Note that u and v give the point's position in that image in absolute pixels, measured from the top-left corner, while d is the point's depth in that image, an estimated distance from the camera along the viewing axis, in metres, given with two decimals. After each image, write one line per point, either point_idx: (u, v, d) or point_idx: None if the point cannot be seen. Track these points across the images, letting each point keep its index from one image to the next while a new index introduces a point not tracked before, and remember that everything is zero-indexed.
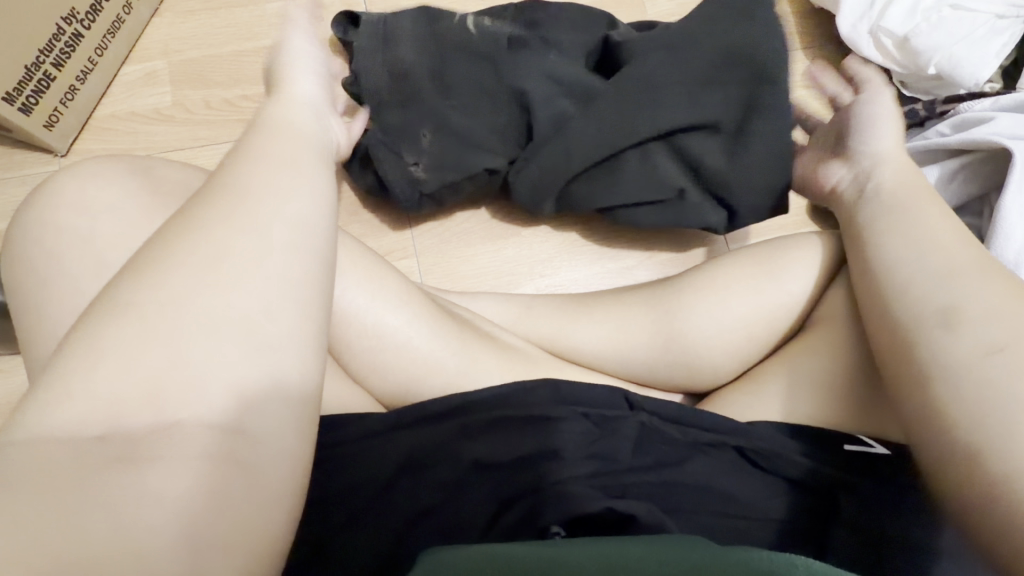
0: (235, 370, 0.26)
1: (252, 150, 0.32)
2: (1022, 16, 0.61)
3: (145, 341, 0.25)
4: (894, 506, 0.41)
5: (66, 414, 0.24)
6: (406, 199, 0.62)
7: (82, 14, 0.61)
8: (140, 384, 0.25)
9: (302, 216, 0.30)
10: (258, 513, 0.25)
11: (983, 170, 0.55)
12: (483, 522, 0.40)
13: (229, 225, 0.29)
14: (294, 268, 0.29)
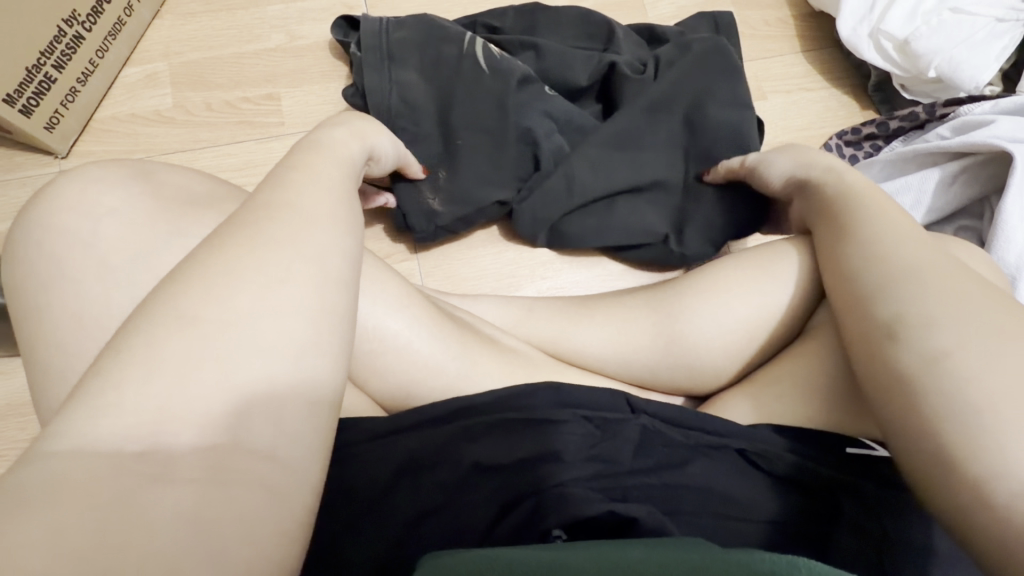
0: (268, 384, 0.27)
1: (269, 196, 0.33)
2: (1021, 19, 0.61)
3: (184, 360, 0.26)
4: (896, 508, 0.41)
5: (101, 431, 0.24)
6: (422, 232, 0.63)
7: (83, 16, 0.61)
8: (177, 401, 0.25)
9: (326, 241, 0.32)
10: (285, 521, 0.25)
11: (983, 174, 0.55)
12: (485, 524, 0.40)
13: (261, 249, 0.30)
14: (307, 277, 0.30)
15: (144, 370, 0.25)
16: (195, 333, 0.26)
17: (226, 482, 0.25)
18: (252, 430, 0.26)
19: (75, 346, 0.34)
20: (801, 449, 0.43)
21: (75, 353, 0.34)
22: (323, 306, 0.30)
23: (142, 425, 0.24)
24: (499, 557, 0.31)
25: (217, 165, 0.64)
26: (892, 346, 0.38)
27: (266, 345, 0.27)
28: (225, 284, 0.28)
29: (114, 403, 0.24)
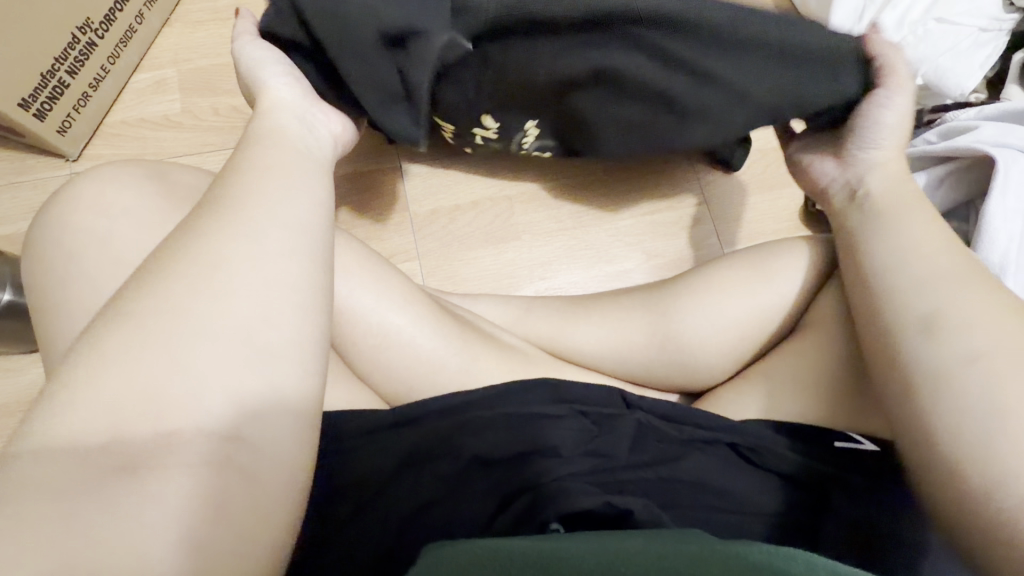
0: (239, 382, 0.28)
1: (247, 158, 0.35)
2: (1004, 29, 0.63)
3: (143, 349, 0.27)
4: (882, 499, 0.42)
5: (74, 424, 0.25)
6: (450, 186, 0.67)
7: (96, 24, 0.63)
8: (141, 395, 0.26)
9: (296, 220, 0.32)
10: (258, 515, 0.27)
11: (969, 177, 0.56)
12: (485, 517, 0.41)
13: (227, 233, 0.31)
14: (274, 265, 0.30)
15: (128, 364, 0.26)
16: (177, 329, 0.27)
17: (206, 473, 0.26)
18: (242, 423, 0.27)
19: None
20: (793, 444, 0.44)
21: None
22: (303, 301, 0.30)
23: (109, 419, 0.25)
24: (498, 546, 0.33)
25: (224, 168, 0.66)
26: (921, 344, 0.39)
27: (259, 342, 0.29)
28: (208, 280, 0.29)
29: (95, 380, 0.26)
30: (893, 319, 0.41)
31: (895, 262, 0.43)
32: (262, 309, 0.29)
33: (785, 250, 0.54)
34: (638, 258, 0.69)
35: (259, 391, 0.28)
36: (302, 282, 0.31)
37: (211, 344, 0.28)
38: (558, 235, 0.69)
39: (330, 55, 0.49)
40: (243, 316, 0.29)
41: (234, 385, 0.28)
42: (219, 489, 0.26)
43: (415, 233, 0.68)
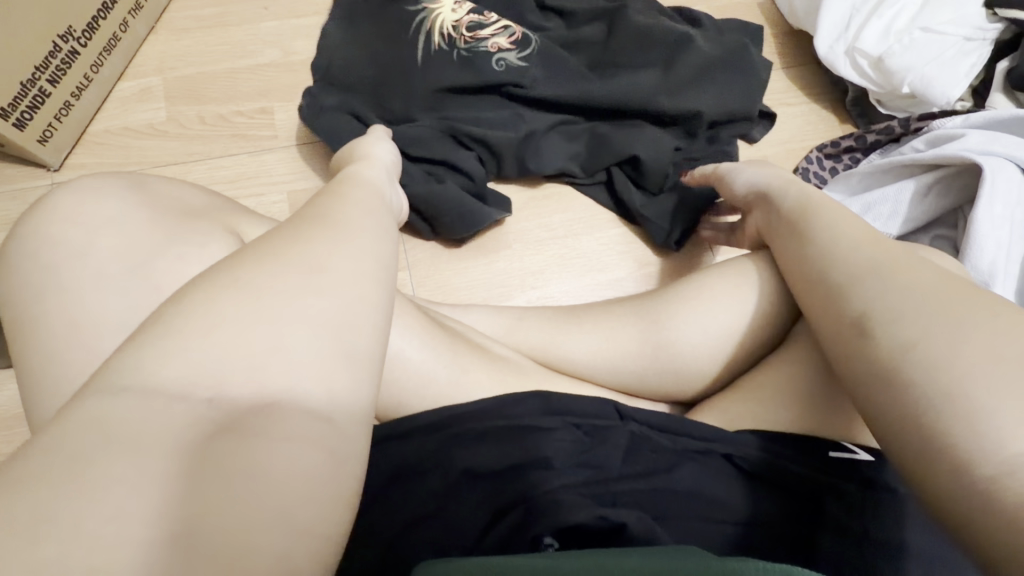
0: (327, 368, 0.28)
1: (342, 194, 0.38)
2: (987, 39, 0.64)
3: (248, 320, 0.28)
4: (874, 508, 0.42)
5: (173, 374, 0.25)
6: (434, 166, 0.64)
7: (78, 32, 0.62)
8: (246, 362, 0.27)
9: (388, 246, 0.35)
10: (330, 509, 0.26)
11: (955, 185, 0.57)
12: (476, 532, 0.41)
13: (331, 241, 0.32)
14: (359, 270, 0.32)
15: (214, 334, 0.27)
16: (265, 317, 0.28)
17: (270, 450, 0.25)
18: (320, 413, 0.27)
19: (73, 355, 0.34)
20: (783, 451, 0.44)
21: (73, 362, 0.34)
22: (371, 308, 0.30)
23: (203, 376, 0.26)
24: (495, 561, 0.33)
25: (210, 177, 0.65)
26: (864, 342, 0.39)
27: (339, 340, 0.29)
28: (298, 276, 0.30)
29: (188, 344, 0.26)
30: (847, 313, 0.41)
31: (829, 263, 0.44)
32: (345, 310, 0.30)
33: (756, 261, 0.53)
34: (629, 266, 0.68)
35: (327, 385, 0.28)
36: (377, 292, 0.31)
37: (295, 336, 0.28)
38: (550, 244, 0.68)
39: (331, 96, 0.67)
40: (322, 315, 0.29)
41: (325, 372, 0.28)
42: (275, 473, 0.25)
43: (406, 243, 0.67)
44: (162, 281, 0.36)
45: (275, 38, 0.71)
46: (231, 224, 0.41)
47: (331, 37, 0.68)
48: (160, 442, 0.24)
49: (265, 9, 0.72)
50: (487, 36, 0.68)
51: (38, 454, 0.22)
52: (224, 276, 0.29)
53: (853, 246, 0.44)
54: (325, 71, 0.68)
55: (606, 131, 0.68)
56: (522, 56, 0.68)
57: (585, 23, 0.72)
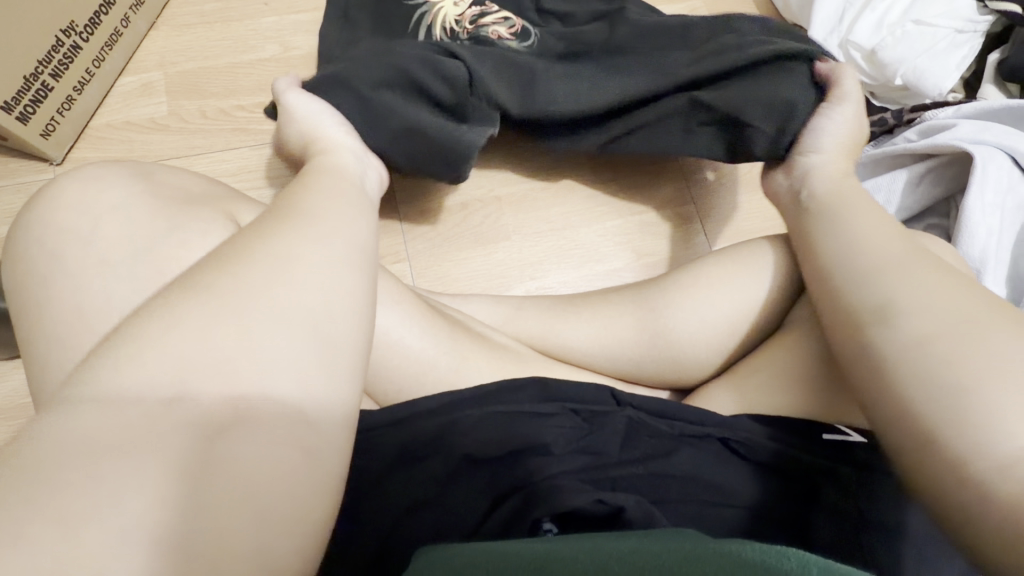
0: (298, 361, 0.29)
1: (306, 188, 0.39)
2: (978, 31, 0.65)
3: (212, 321, 0.28)
4: (869, 490, 0.42)
5: (137, 377, 0.26)
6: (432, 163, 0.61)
7: (81, 27, 0.62)
8: (211, 362, 0.27)
9: (356, 240, 0.35)
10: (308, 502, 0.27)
11: (947, 174, 0.57)
12: (477, 516, 0.42)
13: (299, 237, 0.33)
14: (327, 266, 0.32)
15: (179, 336, 0.27)
16: (236, 318, 0.28)
17: (243, 449, 0.26)
18: (295, 408, 0.28)
19: (78, 340, 0.35)
20: (779, 435, 0.45)
21: (78, 347, 0.35)
22: (339, 305, 0.31)
23: (167, 378, 0.26)
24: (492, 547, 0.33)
25: (211, 170, 0.66)
26: (878, 329, 0.38)
27: (312, 334, 0.29)
28: (265, 275, 0.30)
29: (152, 350, 0.26)
30: (859, 301, 0.41)
31: (840, 259, 0.44)
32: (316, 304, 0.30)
33: (762, 246, 0.54)
34: (627, 257, 0.68)
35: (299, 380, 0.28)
36: (348, 286, 0.32)
37: (264, 334, 0.28)
38: (550, 235, 0.68)
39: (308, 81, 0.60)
40: (297, 308, 0.30)
41: (296, 365, 0.29)
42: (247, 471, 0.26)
43: (406, 235, 0.67)
44: (165, 266, 0.37)
45: (275, 33, 0.71)
46: (232, 213, 0.42)
47: (331, 38, 0.69)
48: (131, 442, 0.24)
49: (266, 4, 0.73)
50: (488, 24, 0.69)
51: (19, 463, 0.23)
52: (189, 279, 0.30)
53: (859, 244, 0.44)
54: (329, 61, 0.68)
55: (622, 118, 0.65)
56: (526, 43, 0.68)
57: (585, 21, 0.69)
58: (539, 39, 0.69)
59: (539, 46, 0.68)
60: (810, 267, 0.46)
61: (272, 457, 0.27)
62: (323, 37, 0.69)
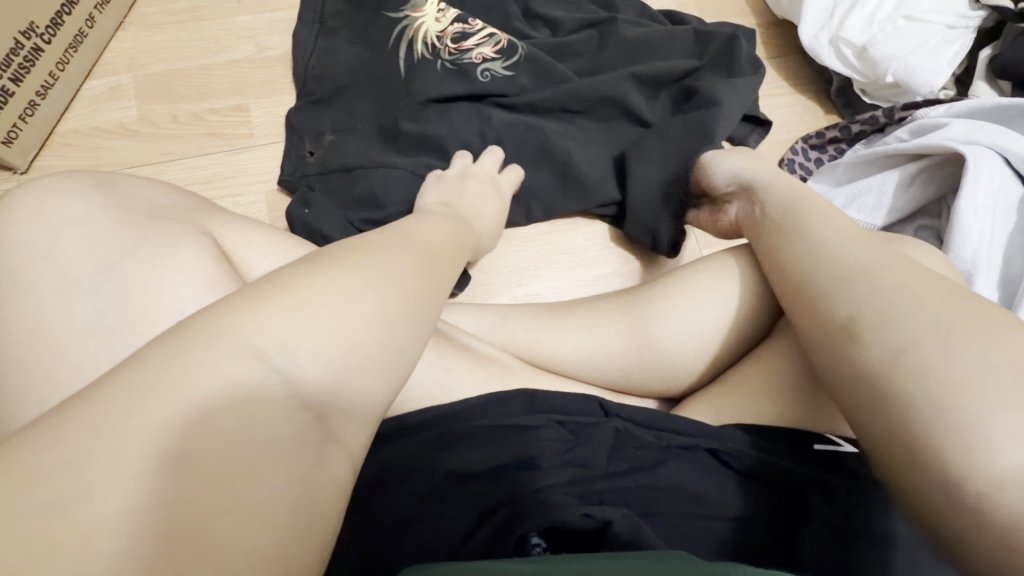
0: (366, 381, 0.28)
1: (410, 225, 0.39)
2: (970, 26, 0.63)
3: (311, 315, 0.27)
4: (863, 504, 0.41)
5: (237, 351, 0.26)
6: (393, 183, 0.62)
7: (42, 27, 0.59)
8: (305, 357, 0.27)
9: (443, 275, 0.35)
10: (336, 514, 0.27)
11: (939, 175, 0.56)
12: (461, 535, 0.40)
13: (400, 259, 0.32)
14: (414, 292, 0.31)
15: (294, 320, 0.27)
16: (344, 320, 0.28)
17: (305, 449, 0.26)
18: (342, 423, 0.27)
19: (36, 366, 0.33)
20: (769, 445, 0.44)
21: (37, 373, 0.33)
22: (409, 332, 0.30)
23: (267, 359, 0.26)
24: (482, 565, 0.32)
25: (185, 177, 0.63)
26: (855, 346, 0.37)
27: (378, 357, 0.28)
28: (376, 282, 0.30)
29: (262, 325, 0.26)
30: (834, 319, 0.40)
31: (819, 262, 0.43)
32: (410, 335, 0.30)
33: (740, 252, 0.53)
34: (616, 261, 0.67)
35: (372, 396, 0.28)
36: (423, 314, 0.31)
37: (346, 343, 0.28)
38: (538, 239, 0.67)
39: (310, 102, 0.66)
40: (377, 329, 0.29)
41: (363, 383, 0.28)
42: (316, 477, 0.26)
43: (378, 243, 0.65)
44: (131, 284, 0.35)
45: (250, 33, 0.69)
46: (201, 226, 0.40)
47: (305, 45, 0.67)
48: (226, 436, 0.24)
49: (240, 2, 0.70)
50: (471, 46, 0.67)
51: (124, 428, 0.22)
52: (308, 265, 0.30)
53: (843, 249, 0.43)
54: (303, 81, 0.66)
55: (594, 135, 0.67)
56: (508, 65, 0.67)
57: (573, 31, 0.70)
58: (522, 61, 0.68)
59: (520, 70, 0.67)
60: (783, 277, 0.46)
61: (336, 467, 0.27)
62: (296, 44, 0.68)
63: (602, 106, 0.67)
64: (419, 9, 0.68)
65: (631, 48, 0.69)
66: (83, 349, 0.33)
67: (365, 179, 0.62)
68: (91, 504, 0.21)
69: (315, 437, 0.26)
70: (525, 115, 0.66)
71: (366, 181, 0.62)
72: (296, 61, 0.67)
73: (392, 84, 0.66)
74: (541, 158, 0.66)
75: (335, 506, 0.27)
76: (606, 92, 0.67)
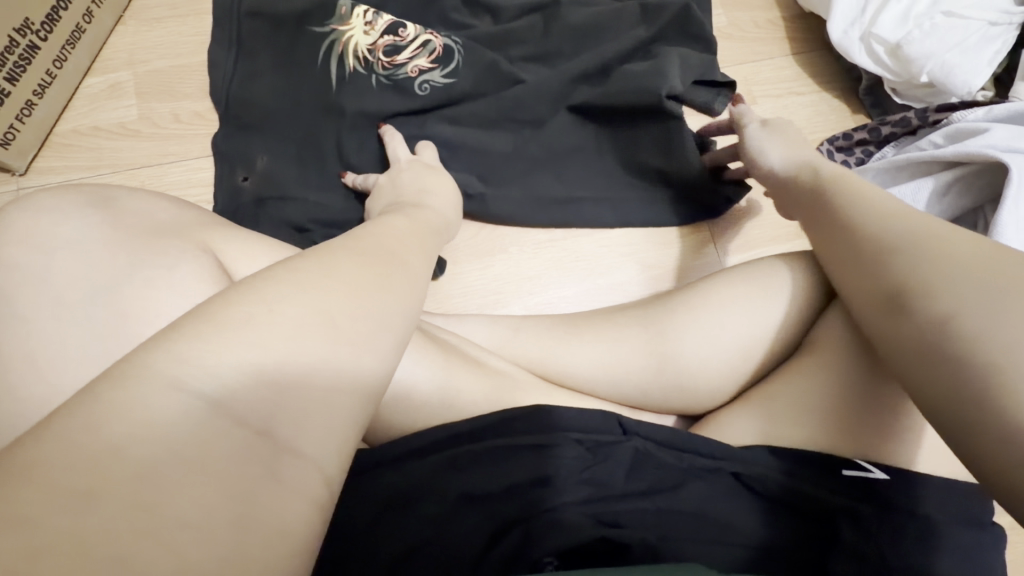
0: (321, 386, 0.25)
1: (391, 225, 0.37)
2: (1013, 23, 0.60)
3: (237, 334, 0.24)
4: (894, 532, 0.40)
5: (166, 377, 0.22)
6: (311, 218, 0.59)
7: (37, 25, 0.57)
8: (250, 377, 0.23)
9: (416, 266, 0.32)
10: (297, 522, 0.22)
11: (979, 181, 0.53)
12: (473, 559, 0.39)
13: (362, 258, 0.30)
14: (378, 287, 0.28)
15: (220, 343, 0.23)
16: (280, 328, 0.25)
17: (253, 465, 0.22)
18: (286, 435, 0.23)
19: (30, 393, 0.31)
20: (773, 458, 0.42)
21: (33, 401, 0.31)
22: (374, 323, 0.27)
23: (195, 377, 0.22)
24: None
25: (189, 180, 0.62)
26: (930, 309, 0.35)
27: (329, 355, 0.25)
28: (320, 282, 0.27)
29: (179, 348, 0.23)
30: (890, 286, 0.38)
31: (882, 227, 0.41)
32: (369, 330, 0.27)
33: (757, 268, 0.52)
34: (633, 268, 0.65)
35: (329, 394, 0.25)
36: (394, 309, 0.28)
37: (285, 350, 0.24)
38: (550, 246, 0.65)
39: (288, 88, 0.63)
40: (334, 332, 0.26)
41: (321, 390, 0.25)
42: (270, 492, 0.22)
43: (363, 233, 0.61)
44: (129, 307, 0.33)
45: None
46: (203, 241, 0.38)
47: (223, 26, 0.65)
48: (159, 459, 0.20)
49: None
50: (405, 59, 0.64)
51: (26, 474, 0.18)
52: (247, 287, 0.26)
53: (903, 217, 0.41)
54: (226, 105, 0.63)
55: (589, 156, 0.65)
56: (446, 73, 0.65)
57: (515, 18, 0.67)
58: (461, 66, 0.65)
59: (460, 76, 0.65)
60: (845, 240, 0.43)
61: (299, 482, 0.23)
62: (213, 65, 0.64)
63: (598, 120, 0.65)
64: (346, 21, 0.64)
65: (605, 44, 0.66)
66: (81, 377, 0.32)
67: (290, 212, 0.59)
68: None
69: (263, 453, 0.23)
70: (538, 129, 0.65)
71: (285, 211, 0.59)
72: (299, 54, 0.64)
73: (359, 83, 0.63)
74: (541, 189, 0.65)
75: (306, 525, 0.22)
76: (596, 103, 0.65)
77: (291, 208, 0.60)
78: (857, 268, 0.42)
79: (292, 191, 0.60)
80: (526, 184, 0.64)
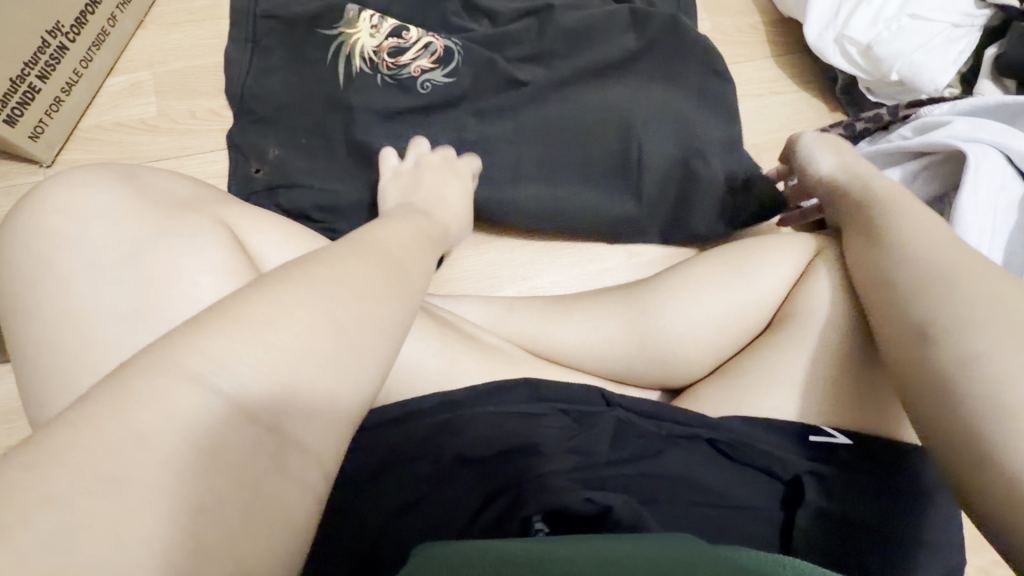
0: (326, 390, 0.26)
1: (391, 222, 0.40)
2: (977, 25, 0.64)
3: (251, 344, 0.25)
4: (861, 490, 0.43)
5: (182, 372, 0.24)
6: (317, 207, 0.64)
7: (67, 27, 0.61)
8: (264, 380, 0.25)
9: (409, 246, 0.36)
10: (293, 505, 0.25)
11: (943, 171, 0.57)
12: (467, 514, 0.42)
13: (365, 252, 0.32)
14: (385, 283, 0.30)
15: (235, 341, 0.25)
16: (287, 331, 0.26)
17: (257, 458, 0.25)
18: (293, 429, 0.26)
19: (65, 347, 0.35)
20: (750, 429, 0.45)
21: (68, 355, 0.34)
22: (381, 312, 0.29)
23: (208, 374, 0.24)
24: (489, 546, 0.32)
25: (203, 171, 0.66)
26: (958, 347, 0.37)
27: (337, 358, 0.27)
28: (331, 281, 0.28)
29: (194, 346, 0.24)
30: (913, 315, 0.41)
31: (920, 263, 0.43)
32: (369, 337, 0.28)
33: (733, 252, 0.56)
34: (619, 256, 0.69)
35: (332, 398, 0.27)
36: (396, 298, 0.30)
37: (299, 349, 0.26)
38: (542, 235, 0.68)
39: (298, 86, 0.67)
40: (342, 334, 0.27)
41: (324, 394, 0.26)
42: (273, 483, 0.25)
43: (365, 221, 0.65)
44: (154, 272, 0.37)
45: None
46: (219, 216, 0.42)
47: (243, 26, 0.68)
48: (175, 448, 0.22)
49: None
50: (409, 60, 0.68)
51: (58, 460, 0.20)
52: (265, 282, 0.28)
53: (925, 249, 0.44)
54: (240, 101, 0.67)
55: (578, 150, 0.67)
56: (447, 73, 0.68)
57: (512, 21, 0.71)
58: (461, 66, 0.69)
59: (460, 76, 0.69)
60: (874, 271, 0.46)
61: (301, 469, 0.26)
62: (230, 62, 0.68)
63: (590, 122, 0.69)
64: (354, 25, 0.69)
65: (599, 48, 0.70)
66: (111, 334, 0.35)
67: (298, 201, 0.64)
68: (25, 530, 0.19)
69: (270, 444, 0.25)
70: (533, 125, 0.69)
71: (292, 200, 0.64)
72: (309, 54, 0.68)
73: (365, 82, 0.67)
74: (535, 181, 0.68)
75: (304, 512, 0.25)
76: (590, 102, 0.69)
77: (298, 198, 0.64)
78: (885, 293, 0.44)
79: (301, 181, 0.64)
80: (524, 178, 0.67)
